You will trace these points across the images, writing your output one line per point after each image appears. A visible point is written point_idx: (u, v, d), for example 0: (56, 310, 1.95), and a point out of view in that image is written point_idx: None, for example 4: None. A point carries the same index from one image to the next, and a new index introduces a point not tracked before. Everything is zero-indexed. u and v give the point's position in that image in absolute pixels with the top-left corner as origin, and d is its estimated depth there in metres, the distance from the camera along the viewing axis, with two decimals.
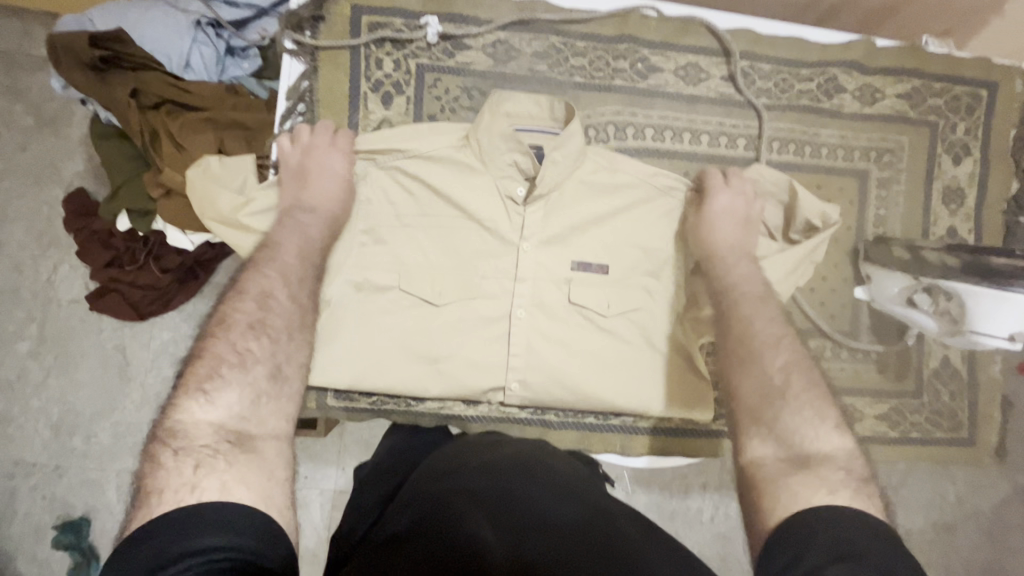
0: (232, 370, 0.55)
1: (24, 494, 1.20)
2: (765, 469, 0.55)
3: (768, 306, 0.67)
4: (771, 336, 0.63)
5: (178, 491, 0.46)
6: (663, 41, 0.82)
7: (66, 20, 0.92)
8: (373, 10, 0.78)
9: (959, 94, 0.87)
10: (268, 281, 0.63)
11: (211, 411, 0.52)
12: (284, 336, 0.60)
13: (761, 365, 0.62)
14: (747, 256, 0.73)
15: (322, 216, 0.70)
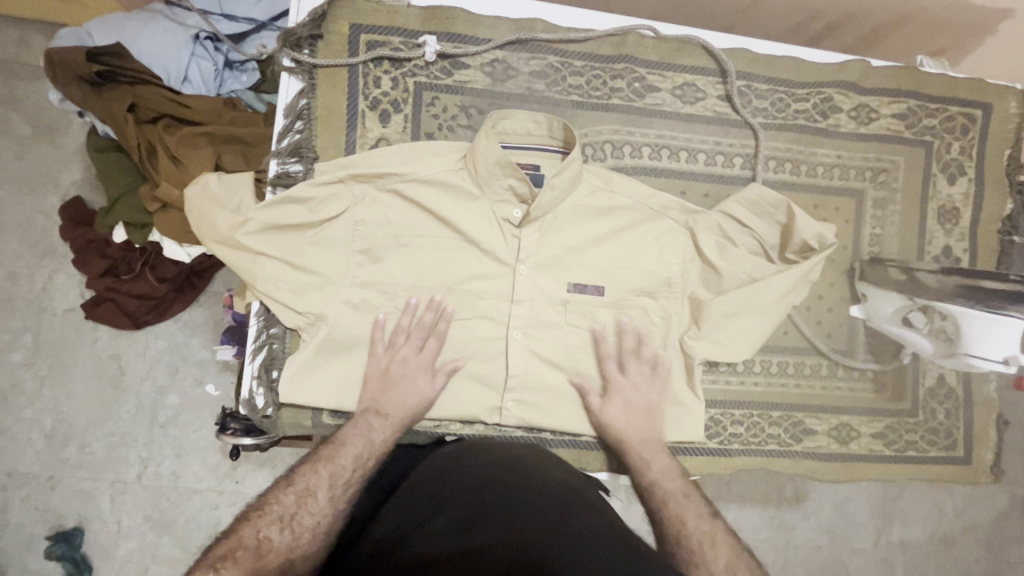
0: (276, 525, 0.60)
1: (16, 505, 1.19)
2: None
3: (684, 502, 0.69)
4: (705, 537, 0.66)
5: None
6: (660, 60, 0.82)
7: (64, 33, 0.92)
8: (372, 28, 0.78)
9: (954, 115, 0.87)
10: (325, 473, 0.65)
11: (242, 563, 0.56)
12: (308, 527, 0.61)
13: (704, 564, 0.64)
14: (660, 448, 0.74)
15: (406, 409, 0.71)
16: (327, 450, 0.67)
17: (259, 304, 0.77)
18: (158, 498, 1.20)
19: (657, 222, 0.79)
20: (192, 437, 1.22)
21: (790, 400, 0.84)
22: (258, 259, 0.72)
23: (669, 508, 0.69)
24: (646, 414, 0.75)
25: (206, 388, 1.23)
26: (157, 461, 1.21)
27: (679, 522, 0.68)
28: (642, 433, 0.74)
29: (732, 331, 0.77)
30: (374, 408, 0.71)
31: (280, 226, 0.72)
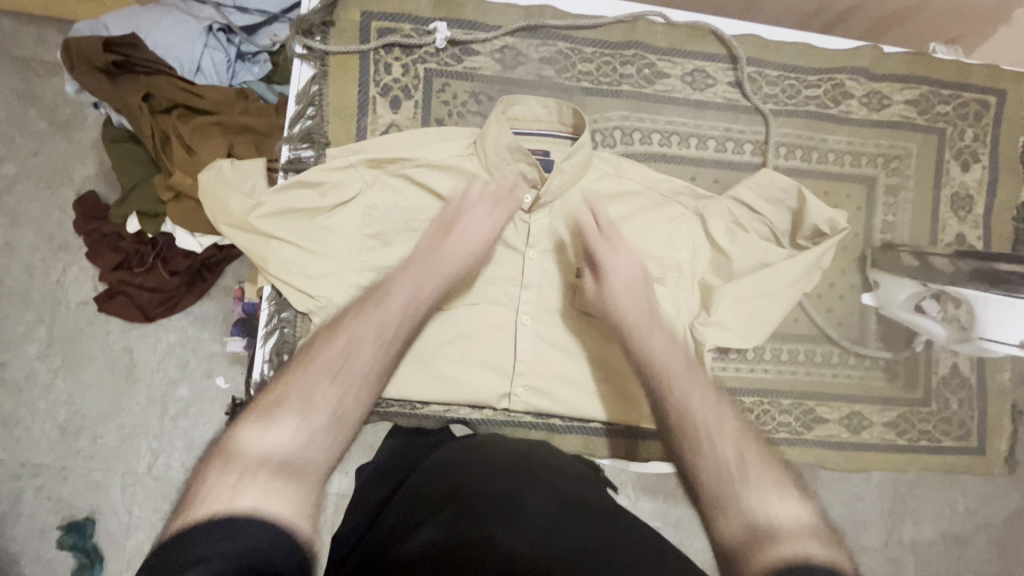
0: (316, 390, 0.53)
1: (29, 496, 1.20)
2: (727, 556, 0.49)
3: (687, 375, 0.63)
4: (709, 411, 0.59)
5: (227, 486, 0.44)
6: (670, 47, 0.82)
7: (81, 25, 0.94)
8: (383, 16, 0.79)
9: (967, 101, 0.86)
10: (387, 300, 0.63)
11: (273, 430, 0.49)
12: (378, 351, 0.58)
13: (710, 439, 0.56)
14: (657, 320, 0.70)
15: (461, 263, 0.71)
16: (380, 287, 0.65)
17: (271, 289, 0.78)
18: (169, 489, 1.21)
19: (665, 207, 0.79)
20: (202, 429, 1.23)
21: (800, 389, 0.84)
22: (270, 243, 0.72)
23: (672, 382, 0.63)
24: (638, 285, 0.72)
25: (216, 380, 1.24)
26: (168, 453, 1.22)
27: (687, 390, 0.61)
28: (665, 353, 0.66)
29: (748, 312, 0.76)
30: (428, 261, 0.69)
31: (292, 210, 0.73)
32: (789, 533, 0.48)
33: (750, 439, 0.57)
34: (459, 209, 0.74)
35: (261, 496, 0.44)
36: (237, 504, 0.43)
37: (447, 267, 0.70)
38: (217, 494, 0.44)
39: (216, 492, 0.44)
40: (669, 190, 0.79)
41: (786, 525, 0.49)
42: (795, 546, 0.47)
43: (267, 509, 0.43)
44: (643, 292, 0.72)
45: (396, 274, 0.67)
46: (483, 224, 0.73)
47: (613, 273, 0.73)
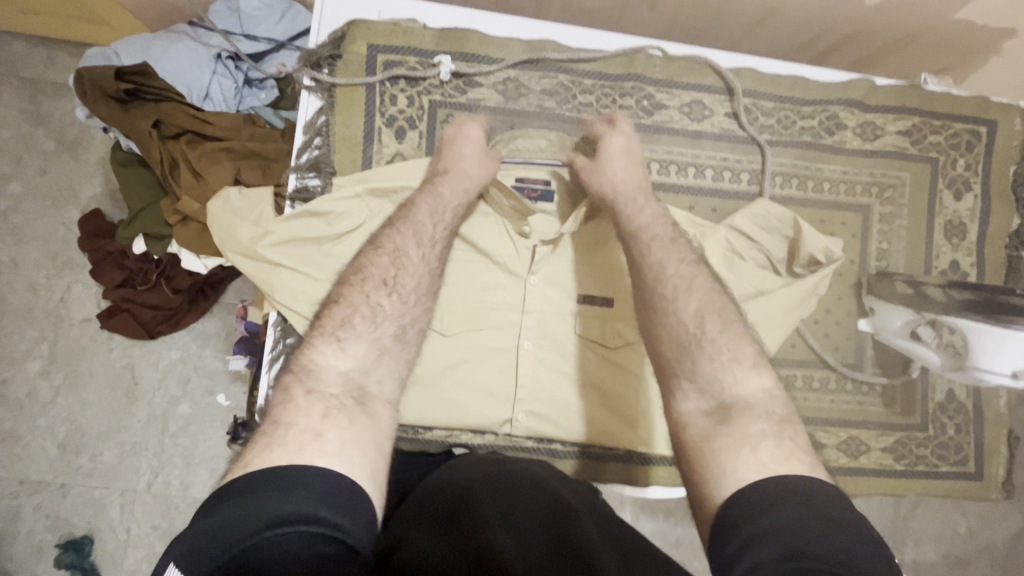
0: (368, 319, 0.60)
1: (28, 513, 1.20)
2: (689, 430, 0.55)
3: (667, 246, 0.68)
4: (680, 279, 0.64)
5: (304, 435, 0.49)
6: (668, 79, 0.84)
7: (92, 53, 0.95)
8: (389, 49, 0.80)
9: (959, 131, 0.88)
10: (405, 240, 0.67)
11: (342, 357, 0.57)
12: (411, 300, 0.64)
13: (675, 306, 0.63)
14: (646, 197, 0.74)
15: (464, 193, 0.74)
16: (396, 220, 0.69)
17: (277, 315, 0.79)
18: (167, 507, 1.21)
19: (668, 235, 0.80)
20: (202, 447, 1.24)
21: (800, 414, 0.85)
22: (276, 270, 0.73)
23: (647, 257, 0.67)
24: (629, 175, 0.75)
25: (217, 398, 1.25)
26: (167, 470, 1.23)
27: (658, 264, 0.66)
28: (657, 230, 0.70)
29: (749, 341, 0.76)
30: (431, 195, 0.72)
31: (299, 240, 0.74)
32: (742, 415, 0.54)
33: (715, 310, 0.62)
34: (458, 145, 0.77)
35: (338, 447, 0.49)
36: (325, 450, 0.48)
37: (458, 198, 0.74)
38: (295, 443, 0.48)
39: (295, 439, 0.49)
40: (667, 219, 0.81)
41: (739, 406, 0.55)
42: (748, 441, 0.52)
43: (347, 459, 0.48)
44: (634, 175, 0.76)
45: (408, 209, 0.71)
46: (479, 164, 0.76)
47: (608, 159, 0.76)
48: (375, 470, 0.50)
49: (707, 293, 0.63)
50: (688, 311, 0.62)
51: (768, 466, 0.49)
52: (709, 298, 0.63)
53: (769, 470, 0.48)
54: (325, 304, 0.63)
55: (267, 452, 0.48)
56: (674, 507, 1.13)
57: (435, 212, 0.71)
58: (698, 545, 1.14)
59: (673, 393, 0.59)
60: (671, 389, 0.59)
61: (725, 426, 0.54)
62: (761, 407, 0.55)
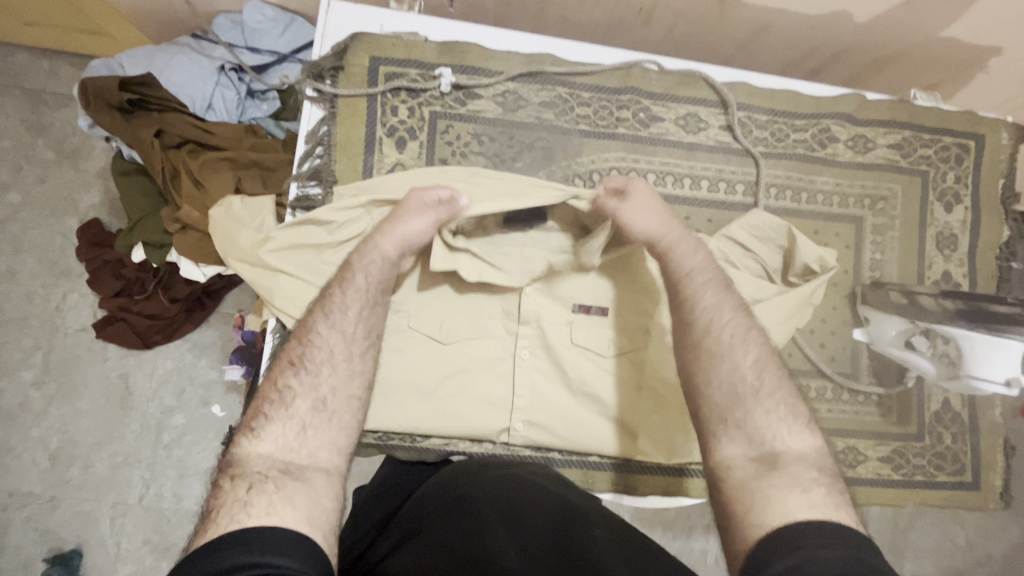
0: (276, 406, 0.57)
1: (16, 527, 1.18)
2: (733, 473, 0.55)
3: (702, 282, 0.67)
4: (737, 329, 0.62)
5: (231, 508, 0.48)
6: (664, 92, 0.86)
7: (96, 63, 0.96)
8: (390, 61, 0.82)
9: (948, 146, 0.90)
10: (314, 318, 0.64)
11: (260, 444, 0.54)
12: (324, 370, 0.60)
13: (729, 356, 0.61)
14: (684, 235, 0.71)
15: (394, 256, 0.70)
16: (315, 300, 0.66)
17: (276, 322, 0.79)
18: (159, 520, 1.20)
19: None
20: (195, 459, 1.22)
21: None
22: (277, 276, 0.74)
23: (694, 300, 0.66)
24: (660, 213, 0.72)
25: (212, 409, 1.24)
26: (160, 483, 1.21)
27: (714, 310, 0.64)
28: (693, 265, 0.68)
29: None
30: (360, 261, 0.68)
31: (301, 247, 0.75)
32: (789, 463, 0.54)
33: (771, 363, 0.61)
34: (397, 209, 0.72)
35: (267, 508, 0.48)
36: (247, 520, 0.47)
37: (370, 267, 0.68)
38: (222, 518, 0.47)
39: (224, 514, 0.48)
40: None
41: (788, 456, 0.55)
42: (798, 483, 0.52)
43: (277, 517, 0.48)
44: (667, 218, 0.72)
45: (330, 283, 0.67)
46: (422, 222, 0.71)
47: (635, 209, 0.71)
48: (314, 519, 0.50)
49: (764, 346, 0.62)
50: (747, 363, 0.61)
51: (817, 508, 0.49)
52: (766, 352, 0.62)
53: (813, 511, 0.49)
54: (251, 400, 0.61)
55: (199, 537, 0.47)
56: (672, 520, 1.13)
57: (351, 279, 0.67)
58: (697, 559, 1.14)
59: (714, 438, 0.58)
60: (712, 434, 0.58)
61: (775, 475, 0.53)
62: (814, 461, 0.55)
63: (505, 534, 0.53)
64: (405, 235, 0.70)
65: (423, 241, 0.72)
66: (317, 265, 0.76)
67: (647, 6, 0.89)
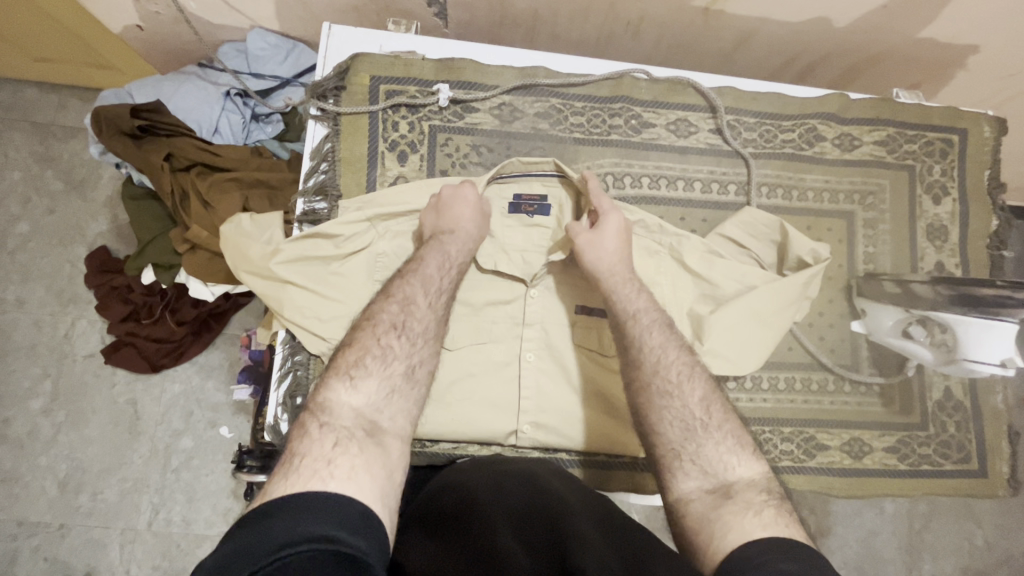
0: (377, 363, 0.64)
1: (26, 556, 1.19)
2: (692, 507, 0.61)
3: (663, 332, 0.72)
4: (683, 368, 0.69)
5: (318, 462, 0.52)
6: (653, 99, 0.89)
7: (107, 93, 1.00)
8: (390, 79, 0.86)
9: (932, 140, 0.93)
10: (416, 289, 0.71)
11: (355, 396, 0.61)
12: (419, 341, 0.68)
13: (679, 396, 0.67)
14: (635, 283, 0.76)
15: (471, 244, 0.78)
16: (405, 269, 0.74)
17: (285, 333, 0.80)
18: (168, 545, 1.20)
19: (661, 254, 0.84)
20: (204, 481, 1.23)
21: (800, 416, 0.86)
22: (287, 288, 0.77)
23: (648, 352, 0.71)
24: (619, 253, 0.77)
25: (220, 430, 1.25)
26: (169, 507, 1.21)
27: (661, 349, 0.71)
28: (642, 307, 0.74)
29: (735, 340, 0.80)
30: (436, 245, 0.76)
31: (308, 258, 0.78)
32: (748, 494, 0.59)
33: (716, 400, 0.68)
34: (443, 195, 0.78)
35: (349, 471, 0.52)
36: (333, 480, 0.51)
37: (463, 250, 0.77)
38: (308, 469, 0.52)
39: (310, 466, 0.52)
40: (649, 227, 0.84)
41: (748, 488, 0.60)
42: (752, 507, 0.58)
43: (358, 483, 0.52)
44: (622, 260, 0.77)
45: (419, 258, 0.75)
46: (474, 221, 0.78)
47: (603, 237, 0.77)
48: (384, 496, 0.53)
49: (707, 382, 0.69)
50: (695, 400, 0.67)
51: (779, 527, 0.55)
52: (709, 388, 0.69)
53: (768, 532, 0.54)
54: (337, 350, 0.66)
55: (283, 482, 0.50)
56: None
57: (445, 263, 0.75)
58: None
59: (671, 474, 0.64)
60: (670, 471, 0.64)
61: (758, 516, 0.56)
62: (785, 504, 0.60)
63: (510, 536, 0.52)
64: (473, 232, 0.78)
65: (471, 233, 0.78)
66: (327, 279, 0.78)
67: (634, 20, 0.93)
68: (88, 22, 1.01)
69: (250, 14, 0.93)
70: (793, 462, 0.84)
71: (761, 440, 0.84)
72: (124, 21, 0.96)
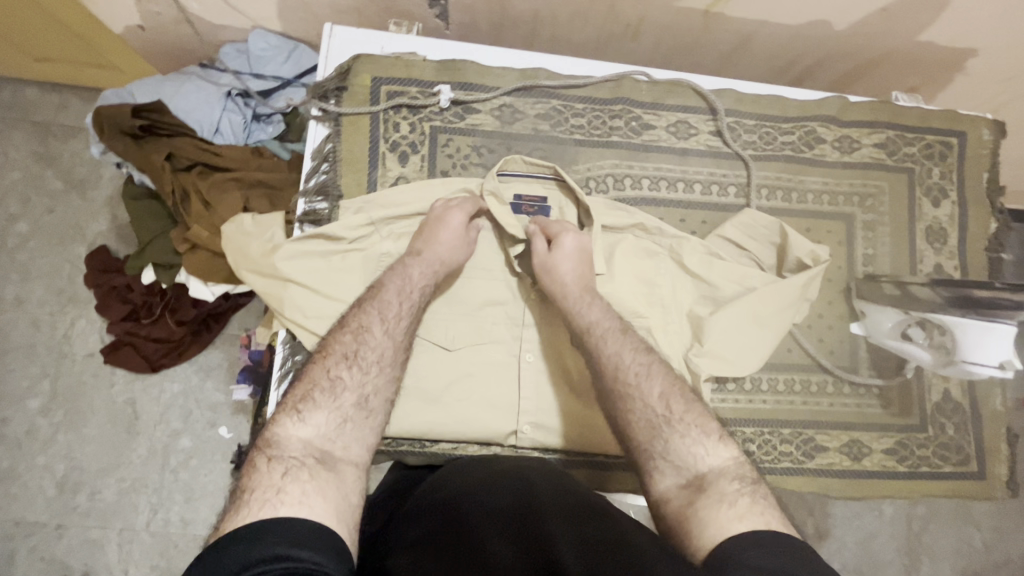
0: (325, 393, 0.63)
1: (24, 556, 1.18)
2: (670, 505, 0.61)
3: (621, 339, 0.72)
4: (640, 369, 0.69)
5: (266, 494, 0.53)
6: (654, 101, 0.90)
7: (108, 92, 1.00)
8: (391, 80, 0.86)
9: (931, 143, 0.93)
10: (369, 317, 0.70)
11: (304, 427, 0.60)
12: (373, 369, 0.67)
13: (640, 395, 0.68)
14: (593, 297, 0.76)
15: (433, 272, 0.76)
16: (362, 298, 0.72)
17: (285, 332, 0.80)
18: (166, 545, 1.20)
19: (662, 256, 0.84)
20: (203, 481, 1.23)
21: (799, 417, 0.86)
22: (287, 286, 0.77)
23: None
24: (580, 269, 0.78)
25: (219, 430, 1.25)
26: (167, 507, 1.21)
27: (617, 356, 0.71)
28: (606, 320, 0.74)
29: (735, 342, 0.80)
30: (396, 274, 0.75)
31: (310, 257, 0.78)
32: None
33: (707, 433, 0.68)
34: (430, 220, 0.79)
35: (300, 498, 0.53)
36: (281, 508, 0.51)
37: (421, 276, 0.75)
38: (257, 502, 0.52)
39: (258, 499, 0.52)
40: (649, 228, 0.85)
41: None
42: None
43: (309, 509, 0.52)
44: (582, 277, 0.77)
45: (376, 288, 0.73)
46: (453, 242, 0.78)
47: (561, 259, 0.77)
48: (341, 514, 0.54)
49: (666, 377, 0.69)
50: (653, 397, 0.68)
51: None
52: (670, 383, 0.69)
53: None
54: (291, 385, 0.66)
55: (233, 517, 0.51)
56: None
57: (402, 290, 0.74)
58: None
59: (650, 477, 0.65)
60: (649, 474, 0.65)
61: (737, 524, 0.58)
62: None
63: (501, 536, 0.53)
64: (447, 252, 0.77)
65: (457, 253, 0.78)
66: (328, 278, 0.78)
67: (634, 22, 0.93)
68: (89, 23, 1.01)
69: (252, 14, 0.94)
70: (792, 464, 0.85)
71: (760, 440, 0.84)
72: (125, 21, 0.97)
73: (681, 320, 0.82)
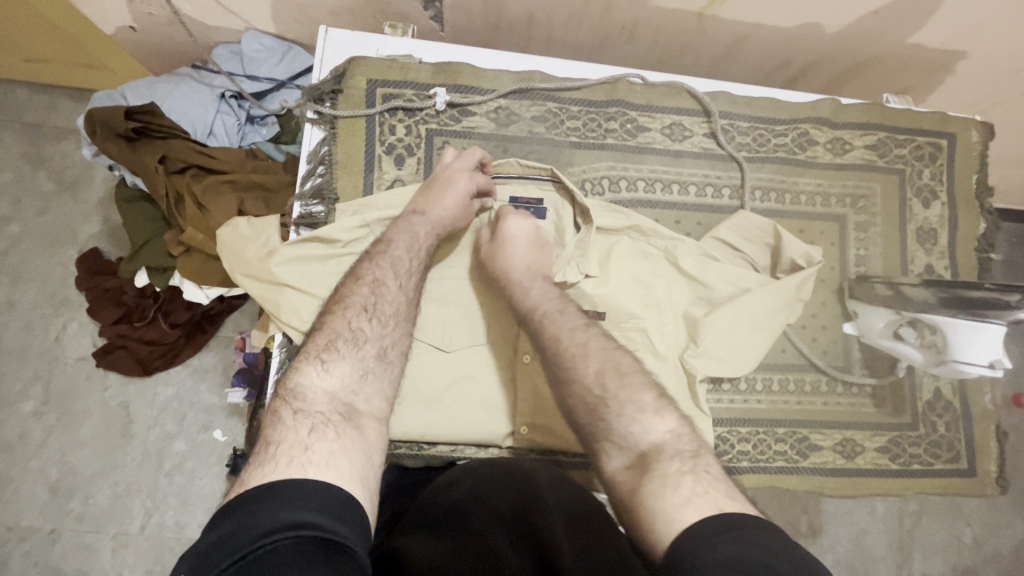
0: (349, 344, 0.64)
1: (17, 561, 1.17)
2: (620, 489, 0.61)
3: (564, 318, 0.74)
4: (575, 347, 0.70)
5: (293, 450, 0.53)
6: (649, 103, 0.90)
7: (99, 94, 0.99)
8: (387, 83, 0.86)
9: (922, 145, 0.94)
10: (385, 272, 0.71)
11: (328, 378, 0.61)
12: (391, 323, 0.69)
13: (579, 372, 0.69)
14: (541, 279, 0.79)
15: (437, 230, 0.77)
16: (374, 252, 0.73)
17: (282, 337, 0.79)
18: (161, 549, 1.19)
19: (657, 257, 0.85)
20: (198, 484, 1.22)
21: (794, 417, 0.87)
22: (283, 290, 0.76)
23: None
24: (526, 250, 0.80)
25: (214, 433, 1.25)
26: (162, 510, 1.21)
27: (560, 337, 0.72)
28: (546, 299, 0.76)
29: (730, 343, 0.81)
30: (407, 228, 0.76)
31: (307, 261, 0.78)
32: None
33: None
34: (440, 177, 0.79)
35: (328, 456, 0.53)
36: (311, 464, 0.51)
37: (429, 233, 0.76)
38: (284, 458, 0.52)
39: (285, 454, 0.52)
40: (645, 230, 0.85)
41: None
42: None
43: (336, 468, 0.52)
44: (530, 259, 0.80)
45: (387, 241, 0.74)
46: (456, 206, 0.79)
47: (507, 243, 0.80)
48: (364, 478, 0.54)
49: (605, 351, 0.70)
50: (591, 372, 0.68)
51: None
52: (607, 355, 0.69)
53: None
54: (308, 335, 0.67)
55: (260, 471, 0.51)
56: None
57: (412, 246, 0.75)
58: None
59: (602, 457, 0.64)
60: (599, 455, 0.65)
61: None
62: None
63: (507, 543, 0.52)
64: (451, 213, 0.78)
65: (461, 209, 0.79)
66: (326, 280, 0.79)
67: (628, 24, 0.94)
68: (81, 24, 1.00)
69: (246, 16, 0.93)
70: (787, 463, 0.85)
71: (755, 440, 0.85)
72: (117, 22, 0.96)
73: (677, 321, 0.83)
